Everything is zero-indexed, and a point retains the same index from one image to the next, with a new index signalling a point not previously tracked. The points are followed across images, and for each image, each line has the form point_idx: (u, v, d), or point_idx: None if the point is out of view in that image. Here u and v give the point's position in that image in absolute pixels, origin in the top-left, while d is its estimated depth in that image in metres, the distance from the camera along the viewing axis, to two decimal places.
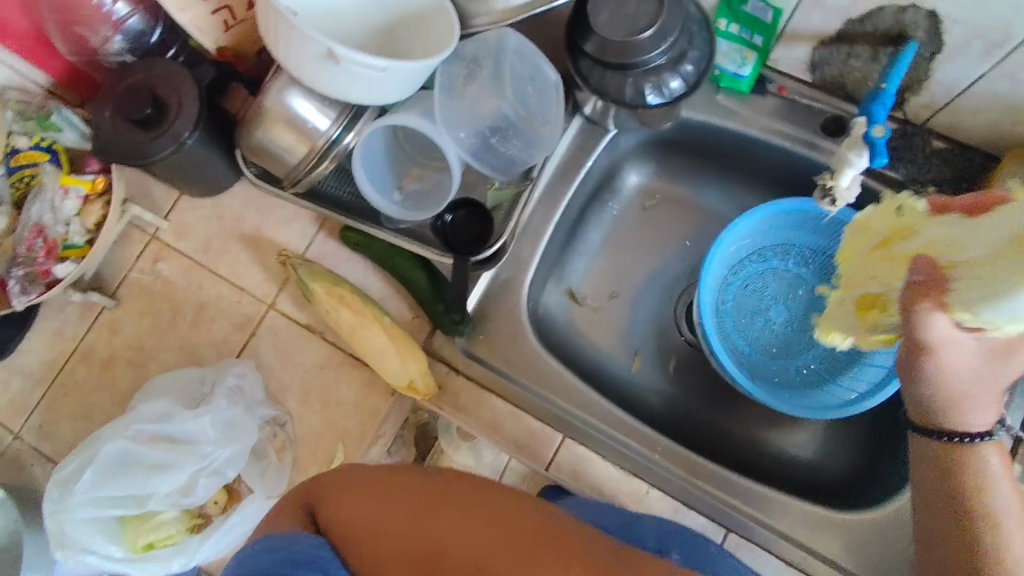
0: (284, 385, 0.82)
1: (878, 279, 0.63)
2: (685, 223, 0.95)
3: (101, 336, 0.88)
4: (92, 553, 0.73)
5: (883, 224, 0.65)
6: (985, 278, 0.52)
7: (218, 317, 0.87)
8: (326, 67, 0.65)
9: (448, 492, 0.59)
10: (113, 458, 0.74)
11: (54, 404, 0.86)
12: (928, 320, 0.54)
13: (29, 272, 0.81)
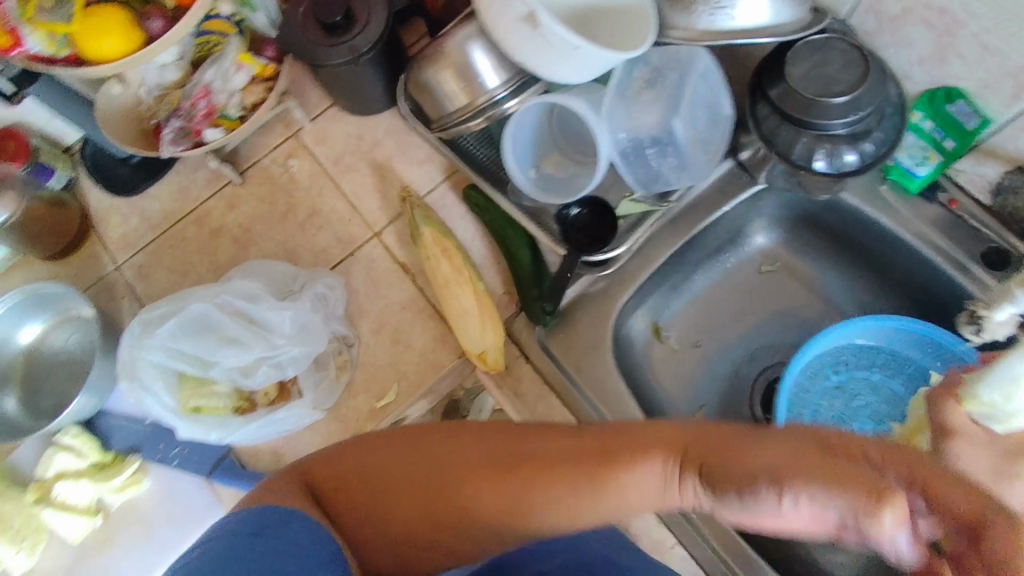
0: (364, 312, 0.84)
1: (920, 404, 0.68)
2: (795, 301, 0.91)
3: (219, 206, 0.93)
4: (148, 396, 0.76)
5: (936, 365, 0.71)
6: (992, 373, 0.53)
7: (325, 227, 0.90)
8: (524, 35, 0.67)
9: (444, 462, 0.51)
10: (197, 316, 0.78)
11: (159, 251, 0.92)
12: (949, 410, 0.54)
13: (185, 127, 0.86)
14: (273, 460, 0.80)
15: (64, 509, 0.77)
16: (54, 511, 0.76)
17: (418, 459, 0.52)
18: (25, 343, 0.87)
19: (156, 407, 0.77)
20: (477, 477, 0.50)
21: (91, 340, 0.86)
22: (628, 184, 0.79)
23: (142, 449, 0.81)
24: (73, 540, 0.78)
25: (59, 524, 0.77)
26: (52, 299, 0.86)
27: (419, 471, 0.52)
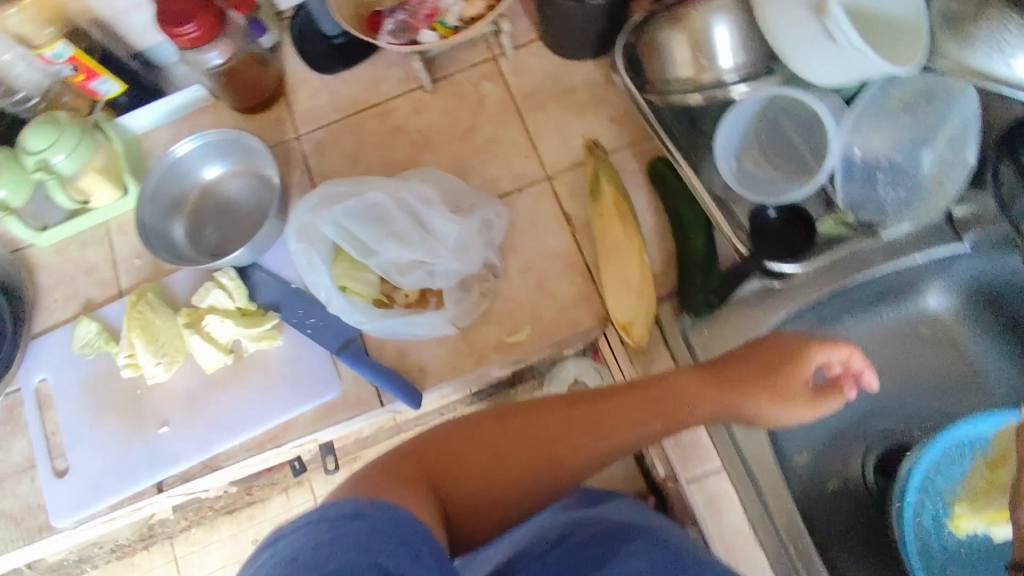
0: (518, 249, 0.84)
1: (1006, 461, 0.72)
2: (942, 376, 0.86)
3: (404, 107, 0.93)
4: (309, 263, 0.80)
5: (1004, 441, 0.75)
6: None
7: (501, 155, 0.89)
8: (802, 30, 0.65)
9: (539, 425, 0.61)
10: (373, 204, 0.80)
11: (338, 133, 0.94)
12: None
13: (405, 23, 0.88)
14: (397, 358, 0.83)
15: (204, 339, 0.83)
16: (197, 337, 0.83)
17: (513, 422, 0.61)
18: (207, 181, 0.92)
19: (313, 276, 0.80)
20: (573, 427, 0.63)
21: (263, 197, 0.91)
22: (838, 203, 0.75)
23: (283, 309, 0.85)
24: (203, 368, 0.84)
25: (197, 349, 0.83)
26: (246, 153, 0.90)
27: (518, 432, 0.60)
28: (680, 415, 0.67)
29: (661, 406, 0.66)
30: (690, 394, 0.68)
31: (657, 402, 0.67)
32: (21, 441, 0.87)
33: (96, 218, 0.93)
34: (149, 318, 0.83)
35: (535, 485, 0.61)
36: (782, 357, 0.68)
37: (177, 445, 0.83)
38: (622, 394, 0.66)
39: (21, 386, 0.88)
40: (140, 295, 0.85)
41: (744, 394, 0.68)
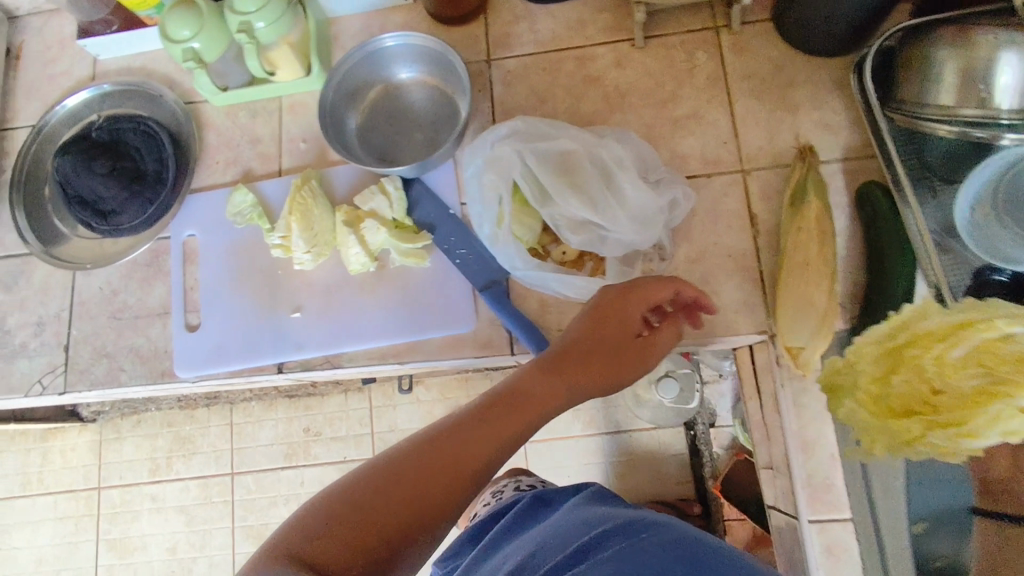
0: (693, 237, 0.80)
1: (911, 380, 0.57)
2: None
3: (607, 58, 0.88)
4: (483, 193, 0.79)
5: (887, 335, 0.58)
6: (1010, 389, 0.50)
7: (697, 135, 0.84)
8: None
9: (423, 461, 0.51)
10: (564, 154, 0.79)
11: (531, 68, 0.89)
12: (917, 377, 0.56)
13: None
14: (539, 311, 0.82)
15: (356, 239, 0.82)
16: (350, 236, 0.82)
17: (391, 476, 0.50)
18: (392, 82, 0.90)
19: (483, 208, 0.80)
20: (458, 441, 0.53)
21: (445, 112, 0.88)
22: None
23: (438, 232, 0.84)
24: (348, 266, 0.84)
25: (347, 247, 0.83)
26: (442, 69, 0.87)
27: (400, 481, 0.50)
28: (559, 389, 0.60)
29: (537, 393, 0.60)
30: (544, 386, 0.60)
31: (531, 394, 0.59)
32: (160, 287, 0.89)
33: (272, 90, 0.92)
34: (309, 205, 0.83)
35: (446, 508, 0.50)
36: (616, 320, 0.67)
37: (305, 333, 0.84)
38: (485, 402, 0.57)
39: (171, 235, 0.90)
40: (305, 180, 0.85)
41: (624, 359, 0.66)
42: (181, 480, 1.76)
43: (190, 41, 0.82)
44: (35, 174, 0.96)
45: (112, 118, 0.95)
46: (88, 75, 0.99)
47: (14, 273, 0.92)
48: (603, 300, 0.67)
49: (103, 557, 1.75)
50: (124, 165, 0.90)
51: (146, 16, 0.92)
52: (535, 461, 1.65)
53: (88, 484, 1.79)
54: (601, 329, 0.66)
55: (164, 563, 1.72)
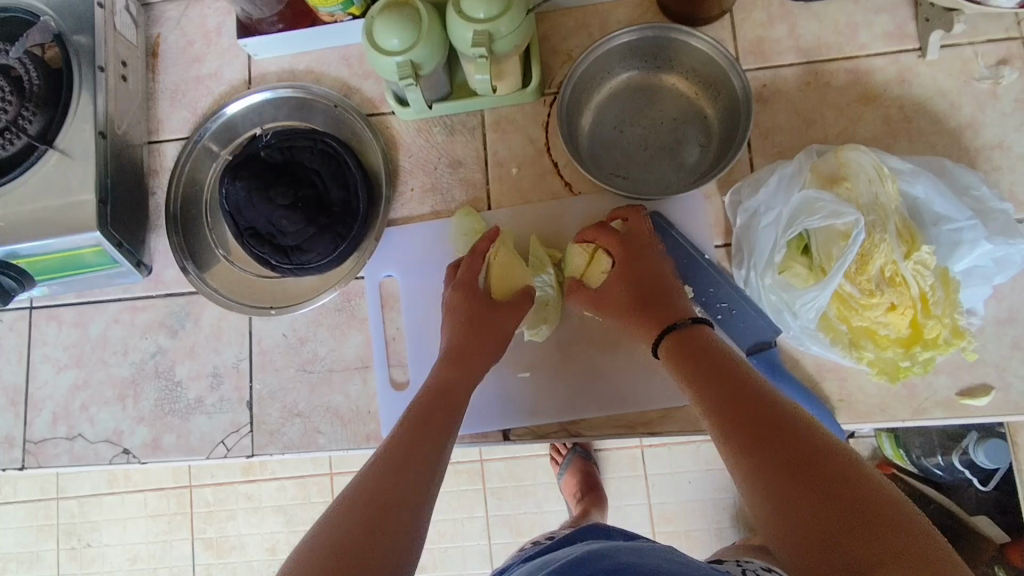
0: (1004, 295, 0.68)
1: (890, 267, 0.63)
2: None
3: (886, 71, 0.75)
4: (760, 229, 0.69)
5: (858, 306, 0.64)
6: (879, 227, 0.63)
7: (1005, 169, 0.71)
8: None
9: (404, 457, 0.54)
10: (861, 180, 0.66)
11: (793, 82, 0.76)
12: (886, 257, 0.63)
13: None
14: (819, 376, 0.70)
15: (607, 266, 0.70)
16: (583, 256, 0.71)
17: (391, 484, 0.51)
18: (626, 78, 0.77)
19: (758, 252, 0.69)
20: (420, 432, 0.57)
21: (699, 114, 0.76)
22: None
23: (694, 284, 0.72)
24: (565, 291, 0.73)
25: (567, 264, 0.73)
26: (695, 69, 0.74)
27: (394, 475, 0.52)
28: (471, 368, 0.66)
29: (458, 386, 0.64)
30: (464, 369, 0.65)
31: (456, 380, 0.64)
32: (356, 336, 0.77)
33: (478, 104, 0.78)
34: (511, 263, 0.70)
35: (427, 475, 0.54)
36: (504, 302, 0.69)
37: (535, 397, 0.73)
38: (424, 406, 0.60)
39: (366, 276, 0.78)
40: (498, 239, 0.72)
41: (494, 326, 0.68)
42: (276, 479, 1.35)
43: (411, 54, 0.67)
44: (192, 198, 0.83)
45: (279, 134, 0.80)
46: (242, 77, 0.84)
47: (179, 315, 0.80)
48: (464, 290, 0.69)
49: (200, 558, 1.36)
50: (307, 193, 0.74)
51: (328, 12, 0.76)
52: (652, 465, 1.34)
53: (177, 480, 1.37)
54: (463, 328, 0.67)
55: (265, 566, 1.34)
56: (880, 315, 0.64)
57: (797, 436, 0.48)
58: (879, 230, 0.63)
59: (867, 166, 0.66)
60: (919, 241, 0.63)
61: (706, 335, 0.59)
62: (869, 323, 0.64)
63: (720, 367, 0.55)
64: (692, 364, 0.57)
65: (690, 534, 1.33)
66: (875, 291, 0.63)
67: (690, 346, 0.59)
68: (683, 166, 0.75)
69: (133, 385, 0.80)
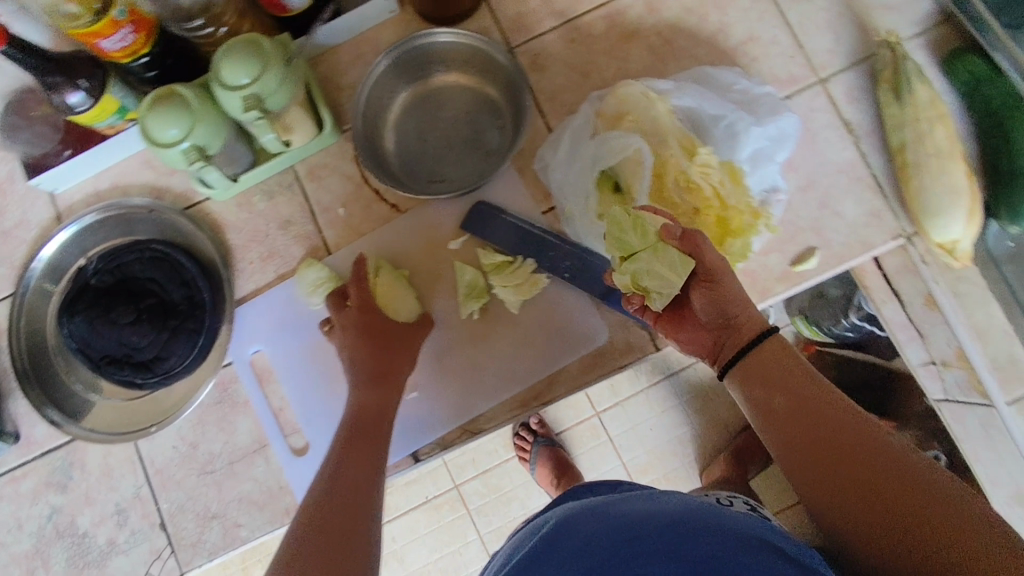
0: (798, 165, 0.75)
1: (683, 177, 0.67)
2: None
3: (637, 7, 0.80)
4: (572, 180, 0.73)
5: (668, 221, 0.68)
6: (663, 144, 0.68)
7: (762, 57, 0.78)
8: None
9: (346, 495, 0.56)
10: (638, 108, 0.70)
11: (559, 43, 0.81)
12: (674, 168, 0.67)
13: None
14: None
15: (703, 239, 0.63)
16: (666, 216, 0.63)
17: (321, 544, 0.51)
18: (411, 90, 0.80)
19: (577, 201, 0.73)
20: (355, 467, 0.59)
21: (487, 99, 0.79)
22: None
23: (536, 253, 0.74)
24: (649, 244, 0.61)
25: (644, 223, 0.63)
26: (467, 61, 0.78)
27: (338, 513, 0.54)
28: (389, 393, 0.67)
29: (379, 411, 0.66)
30: (383, 396, 0.67)
31: (378, 409, 0.66)
32: (244, 421, 0.76)
33: (285, 161, 0.79)
34: (391, 287, 0.73)
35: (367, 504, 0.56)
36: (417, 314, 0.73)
37: (431, 412, 0.74)
38: (347, 444, 0.61)
39: (234, 360, 0.77)
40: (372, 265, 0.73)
41: (396, 352, 0.70)
42: None
43: (194, 137, 0.67)
44: (39, 349, 0.81)
45: (104, 256, 0.79)
46: (49, 215, 0.83)
47: (62, 468, 0.78)
48: (354, 317, 0.70)
49: None
50: (149, 302, 0.75)
51: (107, 125, 0.76)
52: (613, 427, 1.38)
53: None
54: (369, 343, 0.68)
55: None
56: (688, 222, 0.67)
57: (843, 448, 0.47)
58: (663, 148, 0.68)
59: (639, 95, 0.70)
60: (700, 145, 0.68)
61: (786, 357, 0.56)
62: (683, 233, 0.68)
63: (789, 386, 0.54)
64: (755, 387, 0.56)
65: (670, 476, 1.36)
66: (676, 201, 0.67)
67: (754, 367, 0.57)
68: (489, 151, 0.78)
69: (40, 554, 0.76)
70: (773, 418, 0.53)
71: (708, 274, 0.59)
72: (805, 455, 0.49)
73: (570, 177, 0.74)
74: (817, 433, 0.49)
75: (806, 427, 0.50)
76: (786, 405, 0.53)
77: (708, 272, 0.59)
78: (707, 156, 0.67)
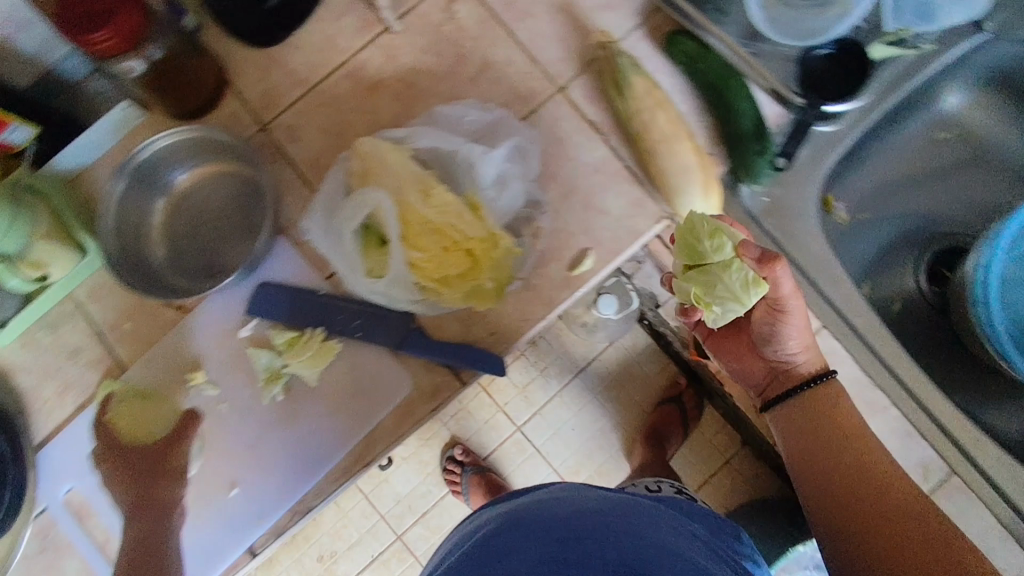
0: (555, 176, 0.77)
1: (429, 218, 0.69)
2: (963, 196, 0.92)
3: (375, 58, 0.81)
4: (337, 246, 0.72)
5: (428, 261, 0.70)
6: (404, 191, 0.70)
7: (502, 79, 0.79)
8: None
9: None
10: (374, 162, 0.71)
11: (308, 109, 0.80)
12: (418, 211, 0.69)
13: None
14: (464, 329, 0.76)
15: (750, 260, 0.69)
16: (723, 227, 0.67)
17: None
18: (169, 190, 0.78)
19: (348, 264, 0.71)
20: None
21: (246, 181, 0.78)
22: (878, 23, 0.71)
23: (323, 320, 0.75)
24: (722, 259, 0.66)
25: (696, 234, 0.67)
26: (216, 149, 0.77)
27: None
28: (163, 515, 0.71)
29: (154, 537, 0.69)
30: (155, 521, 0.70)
31: (153, 538, 0.69)
32: (71, 562, 0.74)
33: (58, 292, 0.77)
34: (139, 415, 0.73)
35: None
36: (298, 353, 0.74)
37: (256, 505, 0.73)
38: None
39: (47, 505, 0.75)
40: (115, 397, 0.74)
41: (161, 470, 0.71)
42: None
43: None
44: None
45: None
46: None
47: None
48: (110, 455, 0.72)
49: None
50: None
51: None
52: (536, 436, 1.30)
53: None
54: (131, 474, 0.71)
55: None
56: (446, 258, 0.69)
57: (874, 494, 0.60)
58: (404, 195, 0.70)
59: (379, 149, 0.71)
60: (440, 184, 0.70)
61: (827, 398, 0.68)
62: (445, 269, 0.70)
63: (832, 427, 0.66)
64: (800, 423, 0.68)
65: (602, 470, 1.29)
66: (430, 243, 0.69)
67: (805, 405, 0.69)
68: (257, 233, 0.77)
69: None
70: (808, 450, 0.66)
71: (778, 300, 0.66)
72: (817, 481, 0.64)
73: (334, 242, 0.72)
74: (859, 475, 0.62)
75: (838, 463, 0.63)
76: (829, 442, 0.65)
77: (779, 299, 0.66)
78: (446, 193, 0.69)
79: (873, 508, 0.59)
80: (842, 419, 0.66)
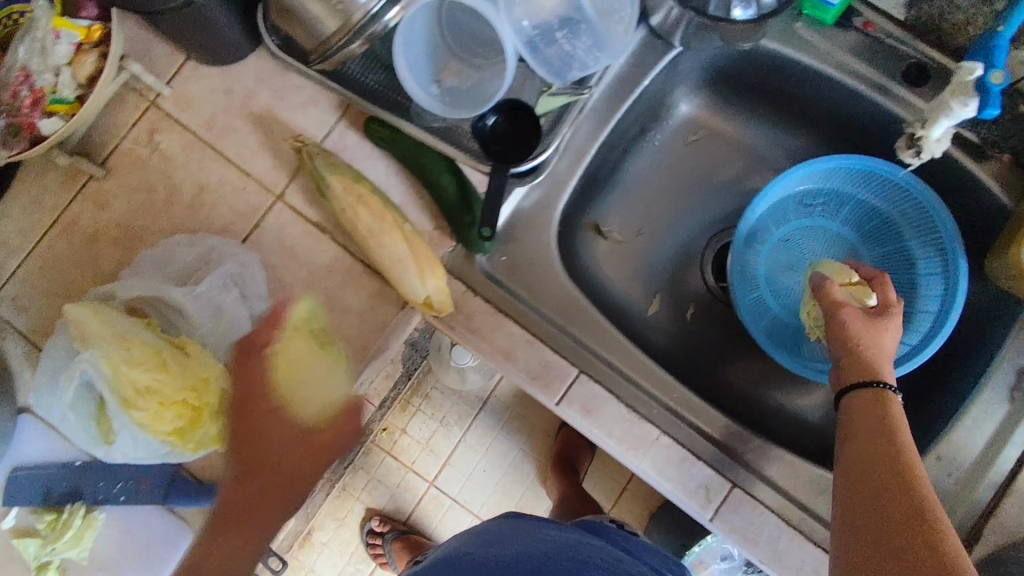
0: (289, 286, 0.75)
1: (144, 377, 0.65)
2: (726, 195, 0.92)
3: (86, 208, 0.77)
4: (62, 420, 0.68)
5: (158, 419, 0.66)
6: (113, 354, 0.65)
7: (220, 201, 0.77)
8: None
9: None
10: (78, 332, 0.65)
11: (30, 275, 0.76)
12: (133, 374, 0.65)
13: (14, 123, 0.72)
14: (232, 464, 0.74)
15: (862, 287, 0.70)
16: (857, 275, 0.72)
17: None
18: None
19: (79, 435, 0.68)
20: None
21: None
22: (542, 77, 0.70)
23: (81, 493, 0.73)
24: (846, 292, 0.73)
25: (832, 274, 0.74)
26: None
27: None
28: None
29: None
30: None
31: None
32: None
33: None
34: None
35: None
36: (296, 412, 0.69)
37: None
38: None
39: None
40: None
41: None
42: None
43: None
44: None
45: None
46: None
47: None
48: None
49: None
50: None
51: None
52: (451, 487, 1.34)
53: None
54: None
55: None
56: (174, 411, 0.66)
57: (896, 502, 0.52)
58: (114, 360, 0.65)
59: (81, 315, 0.65)
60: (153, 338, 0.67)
61: (888, 407, 0.61)
62: (177, 422, 0.67)
63: (872, 431, 0.59)
64: (853, 423, 0.61)
65: (524, 504, 1.34)
66: (151, 402, 0.66)
67: (864, 407, 0.62)
68: None
69: None
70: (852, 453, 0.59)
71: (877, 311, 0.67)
72: (850, 486, 0.56)
73: (59, 416, 0.68)
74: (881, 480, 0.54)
75: (868, 467, 0.56)
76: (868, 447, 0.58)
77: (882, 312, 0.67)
78: (160, 349, 0.67)
79: (886, 515, 0.52)
80: (897, 430, 0.58)
